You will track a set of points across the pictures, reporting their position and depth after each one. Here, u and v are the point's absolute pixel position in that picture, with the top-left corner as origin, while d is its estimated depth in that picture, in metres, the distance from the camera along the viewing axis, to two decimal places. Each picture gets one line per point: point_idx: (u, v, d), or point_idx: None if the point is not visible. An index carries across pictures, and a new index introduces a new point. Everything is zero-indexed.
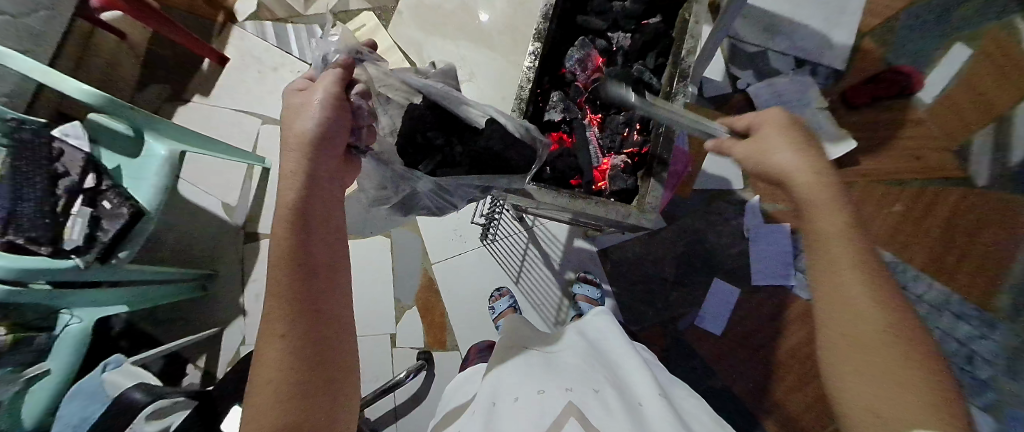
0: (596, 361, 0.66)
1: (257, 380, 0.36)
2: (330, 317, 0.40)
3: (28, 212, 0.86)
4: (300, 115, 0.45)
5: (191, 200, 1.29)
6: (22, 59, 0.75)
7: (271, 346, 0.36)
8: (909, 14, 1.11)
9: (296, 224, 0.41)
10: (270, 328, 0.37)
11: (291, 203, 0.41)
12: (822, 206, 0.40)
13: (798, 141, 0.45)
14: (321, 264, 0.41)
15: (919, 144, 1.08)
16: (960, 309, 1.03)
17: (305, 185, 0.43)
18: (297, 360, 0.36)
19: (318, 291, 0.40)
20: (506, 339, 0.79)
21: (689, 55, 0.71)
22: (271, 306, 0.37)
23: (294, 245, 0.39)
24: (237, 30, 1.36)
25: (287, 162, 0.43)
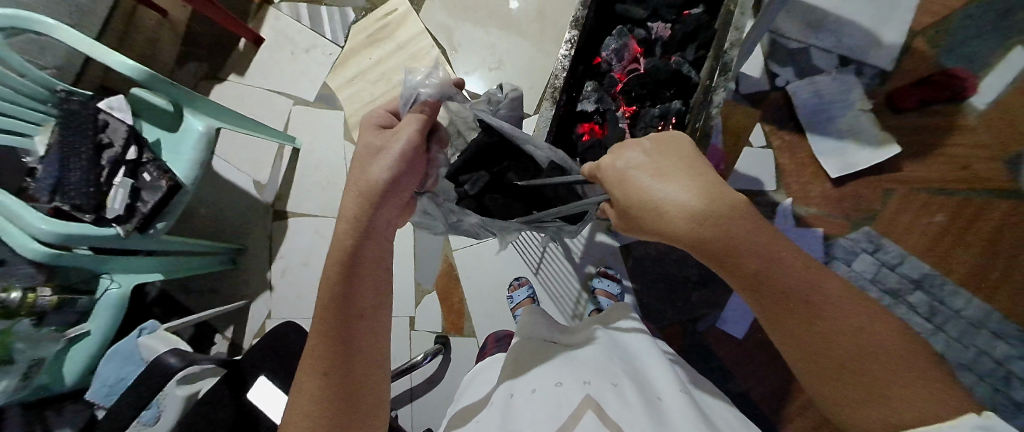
0: (614, 354, 0.65)
1: (297, 408, 0.39)
2: (367, 355, 0.42)
3: (74, 180, 0.88)
4: (380, 160, 0.49)
5: (223, 176, 1.33)
6: (74, 34, 0.77)
7: (313, 379, 0.39)
8: (968, 12, 1.04)
9: (344, 269, 0.44)
10: (311, 360, 0.40)
11: (338, 248, 0.45)
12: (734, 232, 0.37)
13: (668, 171, 0.42)
14: (367, 305, 0.44)
15: (967, 151, 1.02)
16: (998, 327, 0.97)
17: (362, 233, 0.46)
18: (333, 389, 0.39)
19: (357, 330, 0.42)
20: (522, 330, 0.77)
21: (732, 48, 0.66)
22: (315, 342, 0.41)
23: (339, 287, 0.43)
24: (273, 10, 1.38)
25: (355, 189, 0.49)
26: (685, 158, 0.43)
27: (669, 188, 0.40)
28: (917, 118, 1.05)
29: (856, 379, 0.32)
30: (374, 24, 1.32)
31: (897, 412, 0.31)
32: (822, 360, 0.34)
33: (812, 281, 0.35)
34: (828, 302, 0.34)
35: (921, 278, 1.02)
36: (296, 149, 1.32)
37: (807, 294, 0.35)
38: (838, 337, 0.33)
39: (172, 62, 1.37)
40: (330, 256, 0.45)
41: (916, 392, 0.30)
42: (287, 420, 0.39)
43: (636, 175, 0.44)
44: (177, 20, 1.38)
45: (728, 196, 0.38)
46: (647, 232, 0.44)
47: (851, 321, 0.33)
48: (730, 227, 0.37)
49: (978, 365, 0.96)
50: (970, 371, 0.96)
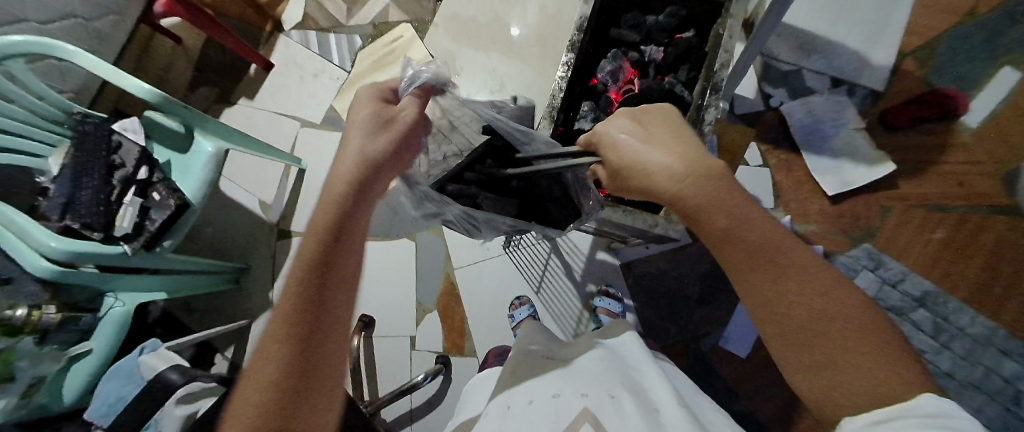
0: (612, 366, 0.64)
1: (251, 375, 0.33)
2: (338, 328, 0.38)
3: (85, 199, 0.90)
4: (378, 139, 0.48)
5: (230, 196, 1.36)
6: (93, 58, 0.80)
7: (274, 344, 0.34)
8: (955, 34, 1.09)
9: (331, 231, 0.40)
10: (277, 323, 0.35)
11: (321, 227, 0.40)
12: (714, 199, 0.40)
13: (656, 138, 0.47)
14: (347, 275, 0.40)
15: (963, 168, 1.04)
16: (1006, 344, 0.97)
17: (353, 197, 0.43)
18: (291, 371, 0.33)
19: (333, 299, 0.38)
20: (520, 347, 0.76)
21: (724, 67, 0.69)
22: (284, 303, 0.36)
23: (322, 251, 0.39)
24: (283, 38, 1.46)
25: (343, 165, 0.45)
26: (671, 131, 0.49)
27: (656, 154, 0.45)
28: (910, 136, 1.08)
29: (815, 340, 0.34)
30: (381, 50, 1.38)
31: (848, 381, 0.33)
32: (798, 333, 0.35)
33: (789, 256, 0.37)
34: (802, 275, 0.36)
35: (924, 296, 1.01)
36: (302, 170, 1.35)
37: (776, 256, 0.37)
38: (806, 309, 0.35)
39: (184, 87, 1.42)
40: (311, 232, 0.40)
41: (872, 365, 0.32)
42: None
43: (627, 143, 0.48)
44: (191, 47, 1.44)
45: (709, 164, 0.43)
46: (637, 194, 0.47)
47: (821, 295, 0.35)
48: (704, 190, 0.40)
49: (988, 384, 0.95)
50: (981, 391, 0.95)
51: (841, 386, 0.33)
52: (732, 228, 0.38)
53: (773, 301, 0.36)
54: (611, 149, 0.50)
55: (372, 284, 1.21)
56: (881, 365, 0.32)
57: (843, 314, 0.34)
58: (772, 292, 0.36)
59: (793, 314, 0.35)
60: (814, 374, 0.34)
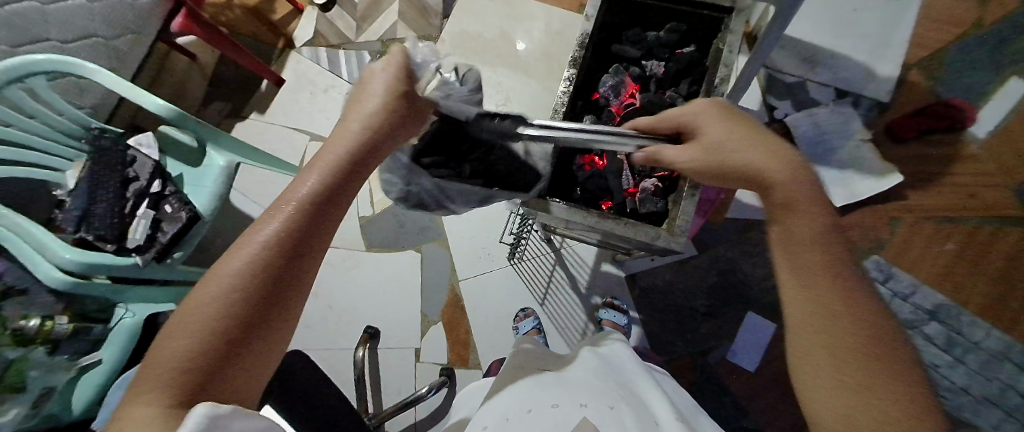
0: (610, 377, 0.61)
1: (206, 282, 0.33)
2: (308, 272, 0.37)
3: (99, 212, 0.92)
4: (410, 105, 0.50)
5: (240, 209, 1.38)
6: (112, 76, 0.83)
7: (237, 259, 0.33)
8: (960, 46, 1.10)
9: (338, 175, 0.41)
10: (249, 238, 0.35)
11: (339, 160, 0.41)
12: (807, 206, 0.40)
13: (757, 132, 0.47)
14: (331, 221, 0.40)
15: (973, 180, 1.03)
16: (1020, 358, 0.96)
17: (365, 147, 0.44)
18: (246, 297, 0.32)
19: (314, 241, 0.37)
20: (515, 361, 0.74)
21: (723, 83, 0.70)
22: (263, 223, 0.36)
23: (323, 192, 0.39)
24: (293, 54, 1.50)
25: (369, 110, 0.46)
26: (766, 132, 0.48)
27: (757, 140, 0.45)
28: (919, 147, 1.07)
29: (867, 350, 0.32)
30: None
31: (878, 398, 0.30)
32: (835, 339, 0.33)
33: (850, 278, 0.36)
34: (858, 296, 0.35)
35: (936, 309, 0.99)
36: None
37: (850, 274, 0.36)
38: (854, 319, 0.33)
39: (197, 102, 1.47)
40: (328, 160, 0.41)
41: (902, 392, 0.30)
42: (171, 321, 0.32)
43: (732, 130, 0.47)
44: (205, 63, 1.49)
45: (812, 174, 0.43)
46: (731, 174, 0.46)
47: (871, 319, 0.34)
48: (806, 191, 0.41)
49: (1003, 398, 0.94)
50: (995, 405, 0.94)
51: (860, 403, 0.31)
52: (820, 237, 0.38)
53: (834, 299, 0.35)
54: (711, 129, 0.48)
55: (377, 295, 1.21)
56: (913, 402, 0.30)
57: (886, 342, 0.33)
58: (840, 290, 0.35)
59: (847, 317, 0.34)
60: (841, 382, 0.32)
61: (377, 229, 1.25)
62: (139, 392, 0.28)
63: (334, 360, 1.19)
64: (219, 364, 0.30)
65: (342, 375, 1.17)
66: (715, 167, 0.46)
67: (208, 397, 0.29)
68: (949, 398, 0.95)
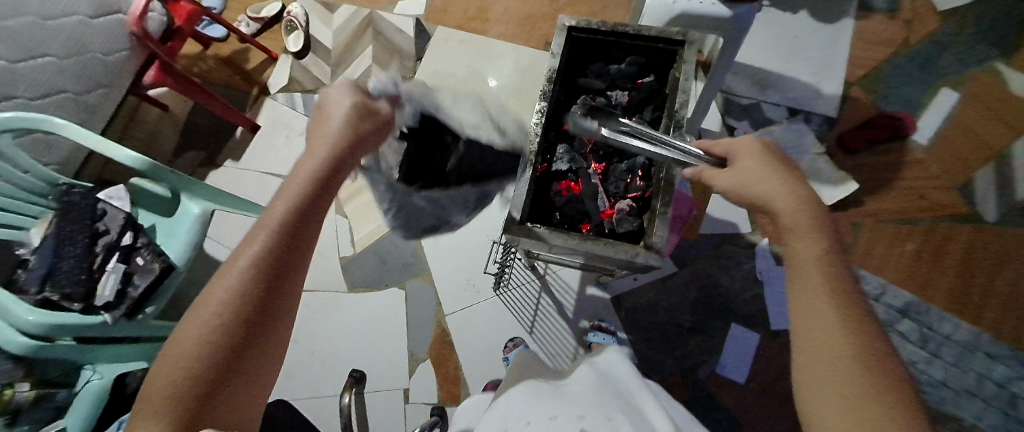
0: (606, 388, 0.59)
1: (196, 313, 0.37)
2: (286, 294, 0.42)
3: (67, 269, 0.89)
4: (364, 122, 0.53)
5: (215, 258, 1.35)
6: (83, 131, 0.82)
7: (221, 289, 0.38)
8: (891, 64, 1.21)
9: (304, 204, 0.44)
10: (229, 270, 0.39)
11: (299, 194, 0.44)
12: (805, 233, 0.43)
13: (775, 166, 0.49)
14: (303, 246, 0.44)
15: (922, 183, 1.11)
16: (991, 348, 1.00)
17: (325, 173, 0.47)
18: (229, 323, 0.36)
19: (288, 267, 0.42)
20: (513, 378, 0.71)
21: (683, 107, 0.75)
22: (238, 255, 0.40)
23: (291, 221, 0.42)
24: (269, 101, 1.52)
25: (329, 138, 0.49)
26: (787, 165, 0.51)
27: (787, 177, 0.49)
28: (870, 155, 1.15)
29: (875, 380, 0.33)
30: None
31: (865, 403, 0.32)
32: (826, 353, 0.36)
33: (841, 300, 0.38)
34: (846, 315, 0.37)
35: (906, 307, 1.04)
36: None
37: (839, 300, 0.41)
38: (837, 333, 0.36)
39: (170, 152, 1.46)
40: (289, 195, 0.44)
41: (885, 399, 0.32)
42: (168, 347, 0.36)
43: (756, 167, 0.49)
44: (178, 113, 1.50)
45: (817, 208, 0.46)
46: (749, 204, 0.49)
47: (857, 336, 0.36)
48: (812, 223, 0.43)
49: (980, 389, 0.98)
50: (975, 397, 0.97)
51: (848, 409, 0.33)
52: (814, 263, 0.41)
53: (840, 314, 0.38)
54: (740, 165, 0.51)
55: (360, 336, 1.18)
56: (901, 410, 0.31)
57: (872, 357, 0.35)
58: (839, 318, 0.37)
59: (836, 333, 0.36)
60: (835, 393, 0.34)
61: (358, 268, 1.24)
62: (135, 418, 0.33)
63: (319, 409, 1.13)
64: (206, 390, 0.35)
65: (328, 424, 1.12)
66: (738, 190, 0.49)
67: (205, 407, 0.35)
68: (931, 394, 0.98)
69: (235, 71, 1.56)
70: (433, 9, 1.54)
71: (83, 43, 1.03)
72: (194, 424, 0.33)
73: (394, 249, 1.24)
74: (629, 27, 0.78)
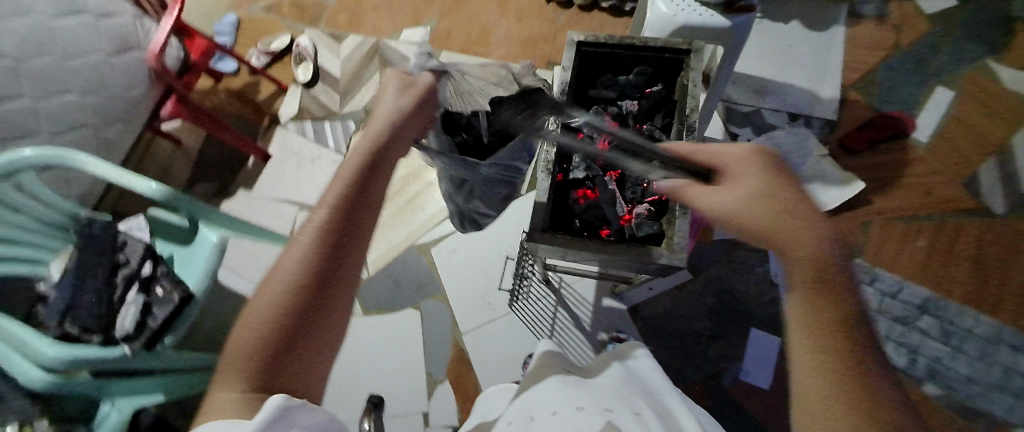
0: (632, 384, 0.56)
1: (268, 281, 0.38)
2: (350, 264, 0.41)
3: (86, 302, 0.91)
4: (405, 101, 0.56)
5: (228, 286, 1.36)
6: (102, 165, 0.83)
7: (289, 258, 0.38)
8: (884, 66, 1.25)
9: (359, 179, 0.45)
10: (295, 241, 0.39)
11: (353, 171, 0.45)
12: (801, 249, 0.38)
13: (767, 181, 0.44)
14: (364, 218, 0.44)
15: (927, 179, 1.13)
16: (1016, 341, 0.99)
17: (377, 148, 0.49)
18: (298, 289, 0.36)
19: (351, 236, 0.41)
20: (538, 365, 0.68)
21: (693, 112, 0.76)
22: (303, 227, 0.41)
23: (350, 194, 0.43)
24: (279, 130, 1.56)
25: (381, 117, 0.52)
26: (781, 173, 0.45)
27: (788, 191, 0.43)
28: (872, 155, 1.17)
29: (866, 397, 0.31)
30: None
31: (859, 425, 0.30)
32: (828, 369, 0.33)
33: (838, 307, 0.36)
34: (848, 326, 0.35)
35: (924, 303, 1.03)
36: None
37: (865, 338, 0.35)
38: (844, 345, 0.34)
39: (183, 184, 1.49)
40: (343, 174, 0.45)
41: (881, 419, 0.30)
42: (244, 314, 0.36)
43: (739, 181, 0.45)
44: (190, 146, 1.53)
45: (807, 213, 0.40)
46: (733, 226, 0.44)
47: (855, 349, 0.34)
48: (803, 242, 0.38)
49: (1010, 384, 0.96)
50: (1005, 392, 0.95)
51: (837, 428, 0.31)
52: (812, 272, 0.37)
53: (847, 361, 0.33)
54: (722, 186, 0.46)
55: (377, 358, 1.18)
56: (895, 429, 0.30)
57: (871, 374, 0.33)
58: (838, 326, 0.35)
59: (838, 347, 0.34)
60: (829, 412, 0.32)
61: (373, 290, 1.25)
62: (221, 376, 0.33)
63: None
64: (275, 355, 0.34)
65: None
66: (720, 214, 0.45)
67: (275, 371, 0.34)
68: (960, 390, 0.96)
69: (246, 103, 1.61)
70: (437, 36, 1.61)
71: (103, 80, 1.07)
72: (266, 386, 0.33)
73: (408, 270, 1.26)
74: (635, 39, 0.81)
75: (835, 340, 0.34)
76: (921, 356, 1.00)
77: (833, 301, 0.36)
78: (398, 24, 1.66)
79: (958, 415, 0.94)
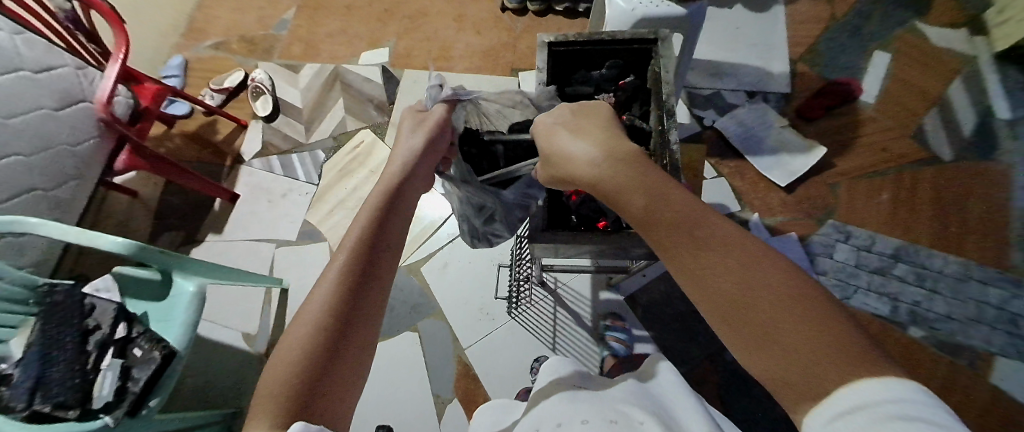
0: (644, 394, 0.56)
1: (302, 313, 0.39)
2: (376, 291, 0.43)
3: (58, 375, 0.81)
4: (417, 136, 0.57)
5: (211, 338, 1.28)
6: (57, 226, 0.78)
7: (320, 290, 0.40)
8: (824, 38, 1.34)
9: (381, 211, 0.48)
10: (326, 275, 0.42)
11: (374, 207, 0.48)
12: (630, 187, 0.39)
13: (585, 133, 0.48)
14: (388, 246, 0.45)
15: (880, 137, 1.21)
16: (982, 275, 1.06)
17: (399, 183, 0.52)
18: (330, 319, 0.38)
19: (377, 265, 0.43)
20: (551, 381, 0.70)
21: (669, 95, 0.75)
22: (333, 259, 0.43)
23: (374, 225, 0.46)
24: (245, 168, 1.50)
25: (397, 157, 0.55)
26: (601, 123, 0.50)
27: (602, 139, 0.47)
28: (828, 121, 1.24)
29: (779, 305, 0.29)
30: (346, 157, 1.46)
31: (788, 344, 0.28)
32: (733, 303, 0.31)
33: (703, 228, 0.34)
34: (725, 242, 0.33)
35: (897, 252, 1.10)
36: (284, 289, 1.32)
37: (721, 237, 0.33)
38: (733, 262, 0.32)
39: (146, 237, 1.40)
40: (365, 210, 0.48)
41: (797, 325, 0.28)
42: (278, 349, 0.37)
43: (564, 140, 0.49)
44: (149, 197, 1.45)
45: (628, 152, 0.44)
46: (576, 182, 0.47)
47: (743, 257, 0.32)
48: (627, 177, 0.40)
49: (983, 315, 1.03)
50: (981, 323, 1.02)
51: (775, 360, 0.28)
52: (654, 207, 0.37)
53: (709, 296, 0.32)
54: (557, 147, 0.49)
55: (380, 389, 1.14)
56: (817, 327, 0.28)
57: (770, 277, 0.30)
58: (710, 250, 0.33)
59: (725, 275, 0.31)
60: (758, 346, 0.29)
61: None
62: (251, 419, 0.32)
63: None
64: (309, 387, 0.34)
65: None
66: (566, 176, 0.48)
67: (310, 403, 0.34)
68: (940, 328, 1.02)
69: (205, 145, 1.54)
70: (397, 56, 1.60)
71: (49, 138, 1.00)
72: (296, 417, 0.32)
73: (400, 293, 1.23)
74: (603, 34, 0.84)
75: (693, 284, 0.33)
76: (901, 301, 1.06)
77: (680, 236, 0.35)
78: (356, 48, 1.64)
79: (943, 352, 1.00)
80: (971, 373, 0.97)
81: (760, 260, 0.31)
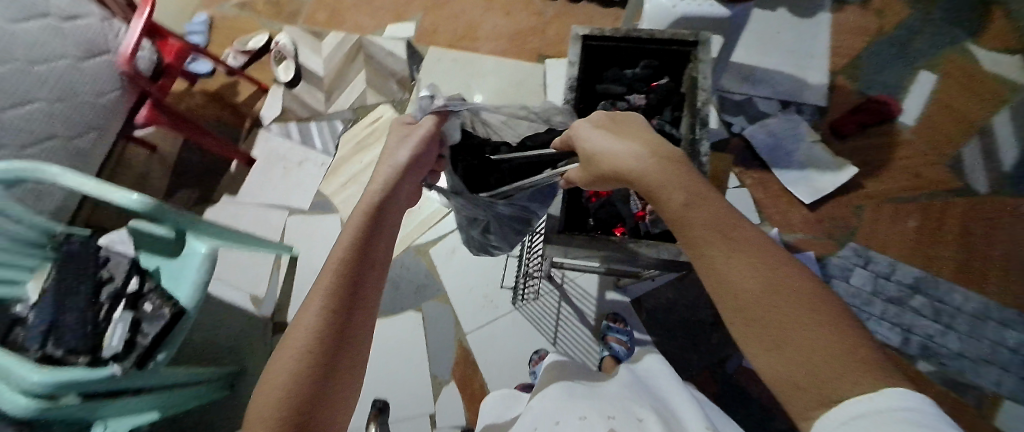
0: (641, 390, 0.56)
1: (291, 333, 0.38)
2: (364, 307, 0.42)
3: (71, 322, 0.84)
4: (406, 148, 0.56)
5: (219, 297, 1.31)
6: (76, 177, 0.78)
7: (309, 311, 0.39)
8: (869, 51, 1.27)
9: (368, 224, 0.47)
10: (314, 294, 0.40)
11: (360, 220, 0.47)
12: (666, 179, 0.37)
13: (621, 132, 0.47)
14: (376, 260, 0.45)
15: (914, 162, 1.16)
16: (1002, 315, 1.03)
17: (388, 194, 0.50)
18: (319, 341, 0.37)
19: (366, 280, 0.43)
20: (548, 376, 0.69)
21: (705, 105, 0.74)
22: (323, 274, 0.42)
23: (361, 239, 0.45)
24: (263, 133, 1.50)
25: (383, 168, 0.54)
26: (637, 125, 0.49)
27: (640, 138, 0.45)
28: (862, 139, 1.19)
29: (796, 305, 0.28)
30: (363, 131, 1.45)
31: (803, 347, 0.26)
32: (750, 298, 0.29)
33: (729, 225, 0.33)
34: (749, 241, 0.32)
35: (916, 282, 1.07)
36: (294, 257, 1.34)
37: (748, 237, 0.32)
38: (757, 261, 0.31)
39: (163, 192, 1.42)
40: (352, 223, 0.47)
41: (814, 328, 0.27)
42: (267, 372, 0.37)
43: (596, 135, 0.48)
44: (168, 152, 1.47)
45: (667, 150, 0.42)
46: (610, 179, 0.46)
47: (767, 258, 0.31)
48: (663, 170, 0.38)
49: (997, 356, 1.00)
50: (994, 364, 0.99)
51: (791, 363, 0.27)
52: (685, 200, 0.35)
53: (732, 293, 0.30)
54: (588, 142, 0.48)
55: (379, 364, 1.15)
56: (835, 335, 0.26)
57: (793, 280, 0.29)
58: (734, 245, 0.32)
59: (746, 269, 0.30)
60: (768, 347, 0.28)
61: None
62: None
63: None
64: (302, 413, 0.34)
65: None
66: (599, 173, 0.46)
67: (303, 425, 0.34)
68: (951, 365, 1.00)
69: (225, 105, 1.54)
70: (423, 32, 1.57)
71: (72, 87, 1.00)
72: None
73: (407, 273, 1.23)
74: (641, 31, 0.80)
75: (714, 279, 0.32)
76: (914, 333, 1.03)
77: (709, 228, 0.33)
78: (382, 19, 1.61)
79: (949, 388, 0.98)
80: (975, 414, 0.96)
81: (789, 266, 0.30)
